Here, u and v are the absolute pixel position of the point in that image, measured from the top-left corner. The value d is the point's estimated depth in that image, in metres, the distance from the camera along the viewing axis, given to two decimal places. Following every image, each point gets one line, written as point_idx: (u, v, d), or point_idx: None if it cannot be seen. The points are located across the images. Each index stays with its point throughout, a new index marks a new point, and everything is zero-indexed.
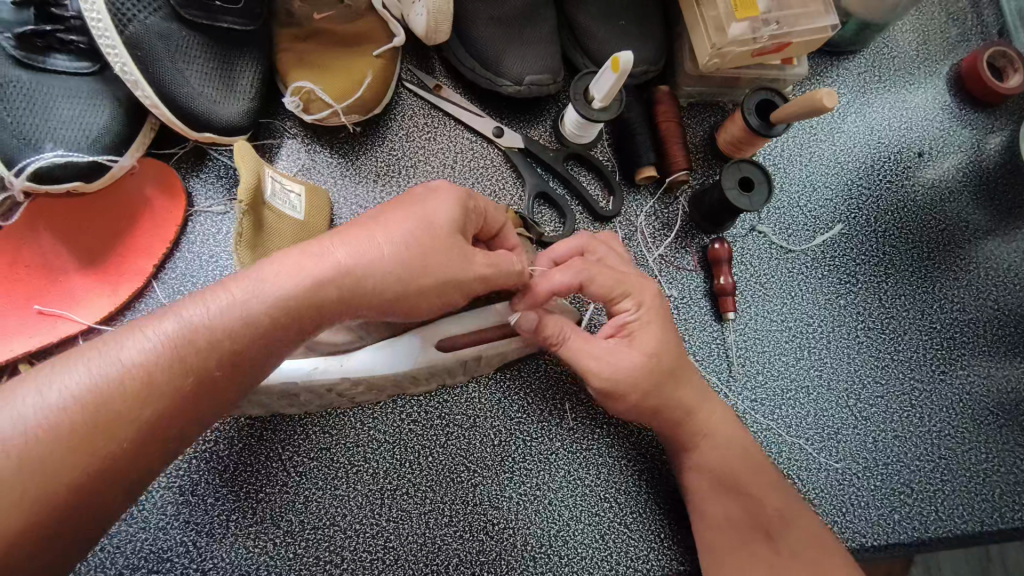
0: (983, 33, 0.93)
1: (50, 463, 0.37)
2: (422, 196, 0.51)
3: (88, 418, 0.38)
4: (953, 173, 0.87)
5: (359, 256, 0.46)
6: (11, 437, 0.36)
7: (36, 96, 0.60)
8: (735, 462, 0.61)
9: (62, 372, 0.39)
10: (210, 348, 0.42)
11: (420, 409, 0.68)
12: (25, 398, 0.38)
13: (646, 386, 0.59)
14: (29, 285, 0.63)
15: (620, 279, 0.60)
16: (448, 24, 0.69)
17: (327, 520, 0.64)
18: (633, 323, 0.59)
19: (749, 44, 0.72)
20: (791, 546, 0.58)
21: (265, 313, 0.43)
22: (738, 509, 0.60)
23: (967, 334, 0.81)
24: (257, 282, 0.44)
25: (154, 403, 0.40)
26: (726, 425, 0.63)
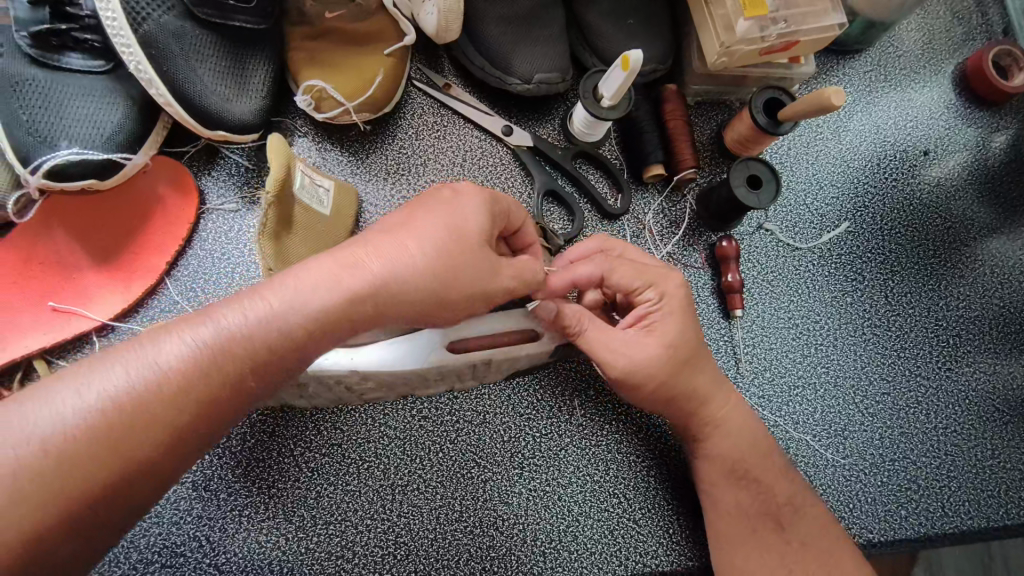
0: (988, 33, 0.93)
1: (81, 465, 0.38)
2: (453, 198, 0.51)
3: (122, 419, 0.40)
4: (958, 172, 0.88)
5: (393, 265, 0.47)
6: (50, 435, 0.38)
7: (51, 95, 0.61)
8: (744, 456, 0.62)
9: (95, 376, 0.40)
10: (242, 359, 0.43)
11: (431, 406, 0.69)
12: (59, 401, 0.39)
13: (657, 380, 0.59)
14: (43, 281, 0.64)
15: (640, 273, 0.60)
16: (458, 23, 0.69)
17: (338, 515, 0.64)
18: (654, 317, 0.59)
19: (755, 44, 0.72)
20: (801, 536, 0.60)
21: (295, 323, 0.44)
22: (749, 499, 0.61)
23: (972, 331, 0.82)
24: (290, 290, 0.44)
25: (186, 408, 0.41)
26: (738, 418, 0.63)
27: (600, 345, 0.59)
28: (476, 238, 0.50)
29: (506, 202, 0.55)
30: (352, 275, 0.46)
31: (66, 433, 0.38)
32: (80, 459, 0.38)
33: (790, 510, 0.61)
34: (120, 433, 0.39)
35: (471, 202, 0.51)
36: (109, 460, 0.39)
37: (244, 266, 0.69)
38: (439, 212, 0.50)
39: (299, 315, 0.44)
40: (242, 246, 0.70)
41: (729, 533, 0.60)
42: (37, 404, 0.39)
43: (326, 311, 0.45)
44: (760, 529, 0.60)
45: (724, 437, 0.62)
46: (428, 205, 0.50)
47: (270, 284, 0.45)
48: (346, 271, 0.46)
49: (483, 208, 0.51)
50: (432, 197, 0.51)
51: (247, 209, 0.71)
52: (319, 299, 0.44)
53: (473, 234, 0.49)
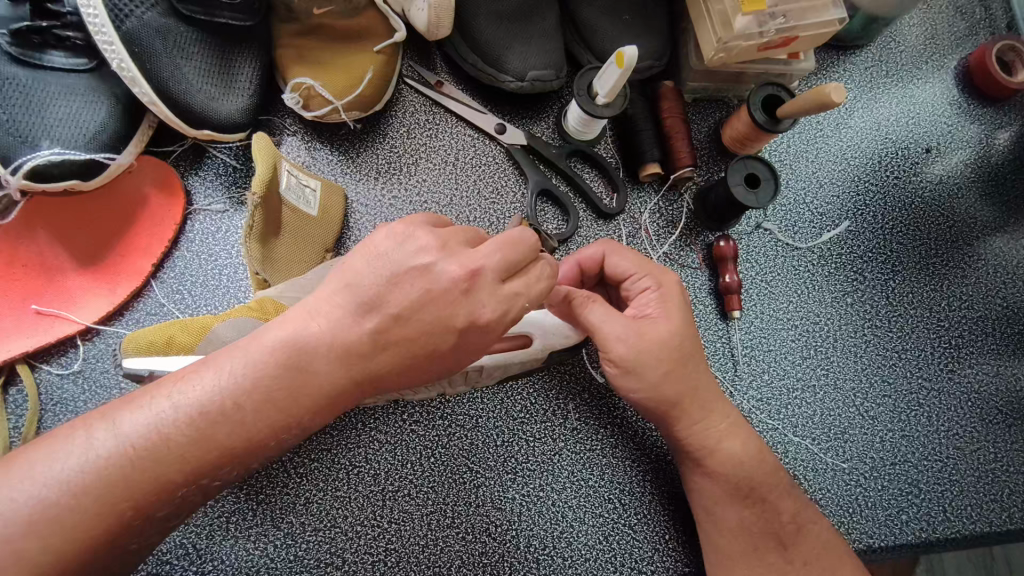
0: (992, 27, 0.92)
1: (56, 541, 0.39)
2: (460, 309, 0.44)
3: (108, 480, 0.40)
4: (962, 169, 0.86)
5: (368, 364, 0.44)
6: (39, 497, 0.39)
7: (32, 94, 0.59)
8: (747, 467, 0.60)
9: (74, 449, 0.41)
10: (228, 416, 0.42)
11: (422, 410, 0.67)
12: (37, 475, 0.40)
13: (651, 379, 0.57)
14: (26, 284, 0.63)
15: (641, 264, 0.61)
16: (450, 19, 0.68)
17: (327, 522, 0.63)
18: (655, 303, 0.59)
19: (754, 39, 0.71)
20: (804, 556, 0.59)
21: (275, 381, 0.43)
22: (751, 518, 0.59)
23: (975, 331, 0.80)
24: (268, 366, 0.43)
25: (174, 464, 0.41)
26: (739, 428, 0.61)
27: (608, 321, 0.56)
28: (462, 349, 0.46)
29: (526, 306, 0.47)
30: (328, 360, 0.44)
31: (41, 511, 0.39)
32: (53, 535, 0.39)
33: (794, 530, 0.60)
34: (96, 510, 0.40)
35: (477, 320, 0.45)
36: (86, 536, 0.40)
37: (231, 267, 0.68)
38: (433, 320, 0.44)
39: (278, 395, 0.43)
40: (230, 247, 0.69)
41: (729, 548, 0.59)
42: (29, 471, 0.40)
43: (300, 396, 0.43)
44: (760, 548, 0.59)
45: (724, 454, 0.60)
46: (427, 304, 0.44)
47: (251, 350, 0.43)
48: (321, 354, 0.43)
49: (484, 331, 0.45)
50: (436, 293, 0.44)
51: (235, 209, 0.70)
52: (295, 382, 0.43)
53: (462, 349, 0.46)
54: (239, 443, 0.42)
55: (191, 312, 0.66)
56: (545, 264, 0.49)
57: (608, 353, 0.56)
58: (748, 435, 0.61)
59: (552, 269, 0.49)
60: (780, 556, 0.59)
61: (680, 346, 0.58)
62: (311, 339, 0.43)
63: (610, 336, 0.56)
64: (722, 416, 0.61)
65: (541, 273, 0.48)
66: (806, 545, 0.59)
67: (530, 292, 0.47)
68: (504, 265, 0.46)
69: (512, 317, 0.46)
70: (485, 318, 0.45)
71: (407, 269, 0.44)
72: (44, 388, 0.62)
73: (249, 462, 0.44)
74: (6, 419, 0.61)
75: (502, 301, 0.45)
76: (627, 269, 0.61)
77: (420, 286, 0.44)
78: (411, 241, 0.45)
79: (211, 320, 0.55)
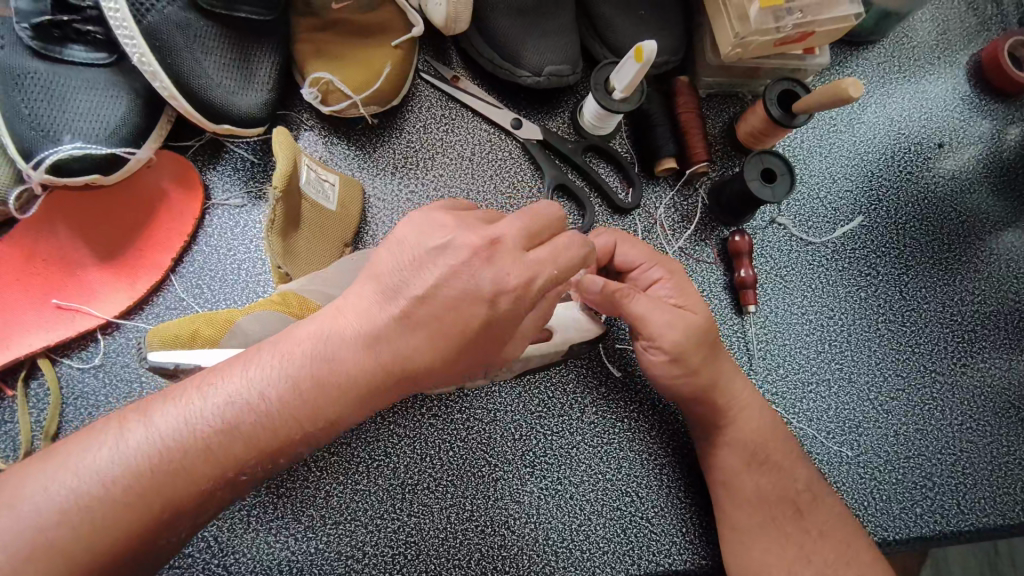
0: (1003, 23, 0.92)
1: (89, 535, 0.39)
2: (484, 276, 0.44)
3: (142, 476, 0.40)
4: (973, 164, 0.86)
5: (398, 347, 0.44)
6: (72, 491, 0.39)
7: (53, 88, 0.60)
8: (767, 441, 0.61)
9: (110, 441, 0.41)
10: (257, 416, 0.42)
11: (440, 404, 0.68)
12: (74, 463, 0.40)
13: (695, 364, 0.58)
14: (46, 278, 0.63)
15: (650, 253, 0.62)
16: (468, 12, 0.68)
17: (348, 515, 0.63)
18: (673, 290, 0.61)
19: (770, 34, 0.71)
20: (820, 525, 0.59)
21: (303, 379, 0.43)
22: (768, 485, 0.60)
23: (987, 326, 0.80)
24: (297, 362, 0.43)
25: (204, 461, 0.41)
26: (754, 404, 0.62)
27: (654, 309, 0.57)
28: (494, 319, 0.44)
29: (553, 276, 0.45)
30: (356, 349, 0.44)
31: (74, 505, 0.39)
32: (86, 531, 0.39)
33: (809, 497, 0.60)
34: (129, 503, 0.40)
35: (503, 285, 0.44)
36: (118, 530, 0.39)
37: (250, 261, 0.68)
38: (455, 289, 0.44)
39: (307, 386, 0.43)
40: (248, 242, 0.69)
41: (746, 523, 0.59)
42: (65, 465, 0.40)
43: (327, 381, 0.43)
44: (777, 518, 0.59)
45: (746, 421, 0.61)
46: (452, 277, 0.44)
47: (278, 348, 0.44)
48: (350, 342, 0.44)
49: (512, 299, 0.44)
50: (459, 265, 0.44)
51: (253, 204, 0.70)
52: (330, 373, 0.43)
53: (491, 322, 0.44)
54: (273, 435, 0.43)
55: (211, 306, 0.66)
56: (574, 233, 0.47)
57: (657, 342, 0.57)
58: (763, 405, 0.63)
59: (581, 239, 0.47)
60: (796, 525, 0.59)
61: (709, 333, 0.59)
62: (343, 330, 0.44)
63: (657, 324, 0.57)
64: (743, 387, 0.62)
65: (568, 245, 0.46)
66: (822, 514, 0.60)
67: (558, 261, 0.45)
68: (526, 234, 0.46)
69: (539, 286, 0.45)
70: (511, 284, 0.44)
71: (426, 250, 0.45)
72: (65, 382, 0.63)
73: (285, 449, 0.44)
74: (28, 413, 0.61)
75: (527, 268, 0.45)
76: (636, 259, 0.62)
77: (443, 262, 0.44)
78: (431, 224, 0.46)
79: (235, 313, 0.55)
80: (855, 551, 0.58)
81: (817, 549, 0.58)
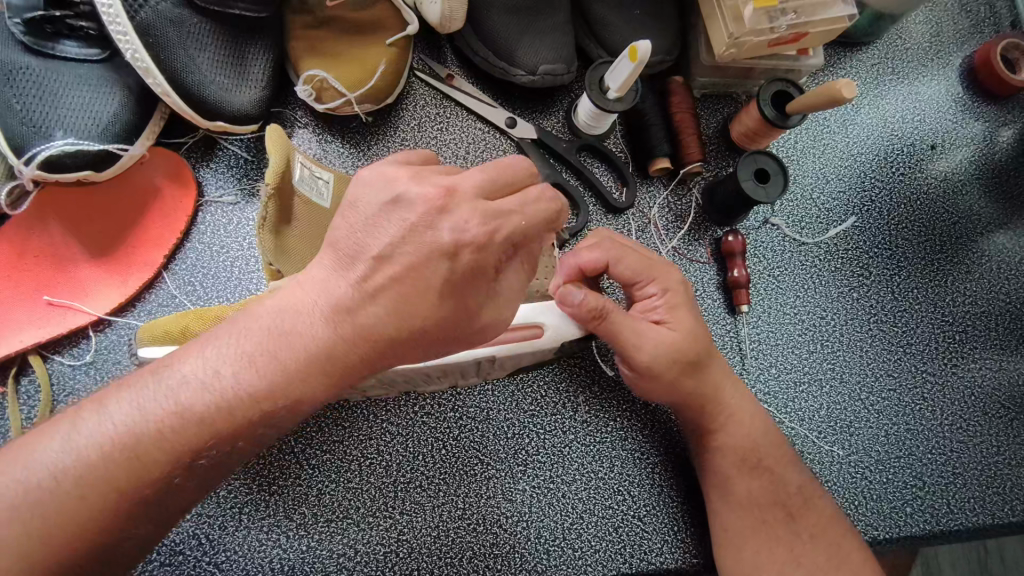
0: (996, 25, 0.92)
1: (43, 530, 0.39)
2: (444, 227, 0.44)
3: (99, 466, 0.40)
4: (965, 165, 0.87)
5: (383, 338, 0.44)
6: (30, 484, 0.39)
7: (45, 83, 0.59)
8: (758, 445, 0.62)
9: (65, 435, 0.41)
10: (212, 401, 0.42)
11: (434, 402, 0.68)
12: (54, 456, 0.40)
13: (670, 378, 0.59)
14: (38, 275, 0.63)
15: (646, 266, 0.62)
16: (462, 12, 0.68)
17: (340, 512, 0.63)
18: (664, 308, 0.61)
19: (765, 35, 0.71)
20: (810, 528, 0.60)
21: (263, 365, 0.43)
22: (758, 488, 0.60)
23: (979, 327, 0.81)
24: (256, 343, 0.43)
25: (161, 450, 0.41)
26: (743, 407, 0.63)
27: (630, 329, 0.58)
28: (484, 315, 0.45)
29: (516, 226, 0.45)
30: (315, 327, 0.43)
31: (33, 496, 0.39)
32: (43, 523, 0.39)
33: (800, 501, 0.61)
34: (88, 494, 0.40)
35: (462, 235, 0.44)
36: (78, 523, 0.39)
37: (243, 259, 0.68)
38: (416, 249, 0.44)
39: (269, 369, 0.43)
40: (241, 239, 0.69)
41: (738, 525, 0.59)
42: (23, 460, 0.40)
43: (318, 377, 0.43)
44: (769, 522, 0.59)
45: (737, 425, 0.62)
46: (412, 237, 0.44)
47: (236, 331, 0.44)
48: (309, 323, 0.43)
49: (472, 251, 0.44)
50: (416, 218, 0.44)
51: (246, 202, 0.70)
52: (293, 355, 0.43)
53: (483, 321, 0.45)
54: (233, 420, 0.42)
55: (203, 303, 0.66)
56: (545, 187, 0.47)
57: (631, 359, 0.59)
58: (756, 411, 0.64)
59: (551, 193, 0.47)
60: (789, 528, 0.59)
61: (692, 351, 0.60)
62: (320, 329, 0.43)
63: (632, 342, 0.58)
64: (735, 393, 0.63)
65: (534, 196, 0.46)
66: (811, 519, 0.60)
67: (526, 211, 0.46)
68: (489, 184, 0.46)
69: (500, 239, 0.45)
70: (469, 235, 0.44)
71: (380, 206, 0.45)
72: (56, 379, 0.62)
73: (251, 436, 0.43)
74: (19, 410, 0.61)
75: (485, 218, 0.44)
76: (634, 273, 0.62)
77: (396, 219, 0.44)
78: (388, 179, 0.46)
79: (223, 309, 0.55)
80: (845, 553, 0.59)
81: (807, 551, 0.58)
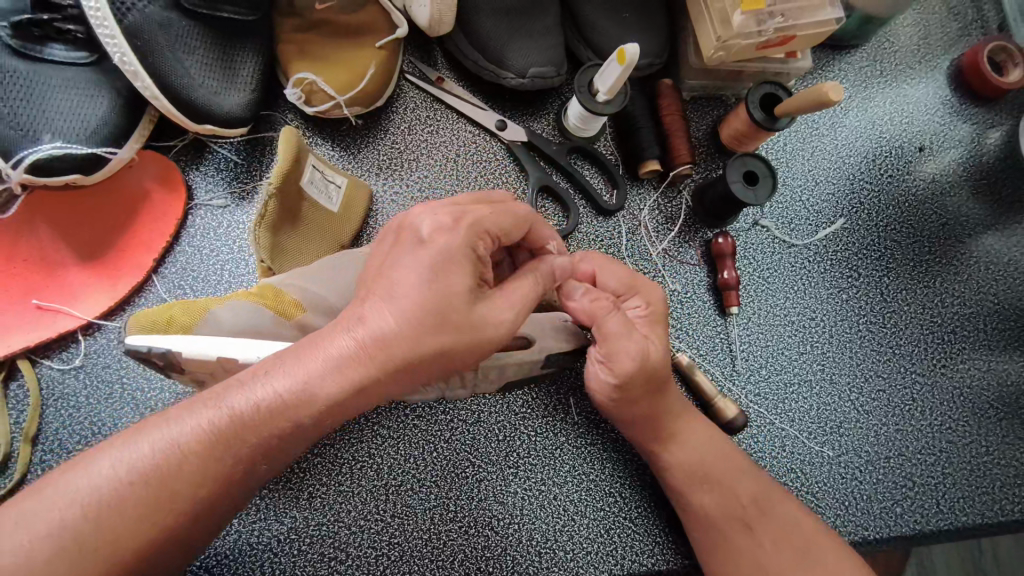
0: (982, 28, 0.93)
1: (99, 538, 0.39)
2: (424, 220, 0.49)
3: (157, 478, 0.41)
4: (953, 167, 0.87)
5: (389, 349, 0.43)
6: (88, 495, 0.40)
7: (33, 86, 0.59)
8: (707, 460, 0.62)
9: (121, 449, 0.41)
10: (270, 420, 0.42)
11: (425, 405, 0.68)
12: (93, 470, 0.41)
13: (639, 393, 0.59)
14: (28, 279, 0.63)
15: (627, 279, 0.62)
16: (451, 15, 0.68)
17: (331, 516, 0.63)
18: (643, 322, 0.60)
19: (753, 38, 0.72)
20: (773, 531, 0.59)
21: (316, 385, 0.42)
22: (714, 501, 0.60)
23: (967, 327, 0.81)
24: (315, 369, 0.43)
25: (217, 464, 0.42)
26: (694, 428, 0.63)
27: (621, 333, 0.57)
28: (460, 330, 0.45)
29: (484, 219, 0.49)
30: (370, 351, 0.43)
31: (93, 507, 0.39)
32: (101, 533, 0.39)
33: (757, 510, 0.60)
34: (143, 507, 0.40)
35: (438, 226, 0.48)
36: (133, 532, 0.40)
37: (233, 261, 0.68)
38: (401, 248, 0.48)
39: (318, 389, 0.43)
40: (232, 242, 0.69)
41: (704, 525, 0.61)
42: (79, 473, 0.40)
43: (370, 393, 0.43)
44: (728, 530, 0.59)
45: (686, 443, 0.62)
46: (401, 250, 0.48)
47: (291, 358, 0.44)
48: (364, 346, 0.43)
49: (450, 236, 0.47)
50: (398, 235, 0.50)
51: (237, 205, 0.70)
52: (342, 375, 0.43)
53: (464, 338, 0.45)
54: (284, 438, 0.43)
55: None
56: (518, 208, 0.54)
57: (612, 363, 0.57)
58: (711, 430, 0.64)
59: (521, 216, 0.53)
60: (747, 535, 0.59)
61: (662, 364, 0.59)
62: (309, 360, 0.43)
63: (619, 347, 0.57)
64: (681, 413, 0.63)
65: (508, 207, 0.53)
66: (773, 524, 0.59)
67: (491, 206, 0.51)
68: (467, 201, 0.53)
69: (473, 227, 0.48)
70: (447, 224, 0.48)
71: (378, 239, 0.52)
72: (45, 384, 0.62)
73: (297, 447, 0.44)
74: (7, 415, 0.61)
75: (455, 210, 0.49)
76: (617, 286, 0.62)
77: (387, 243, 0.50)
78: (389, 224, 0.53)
79: (209, 302, 0.55)
80: (816, 554, 0.58)
81: (771, 556, 0.58)
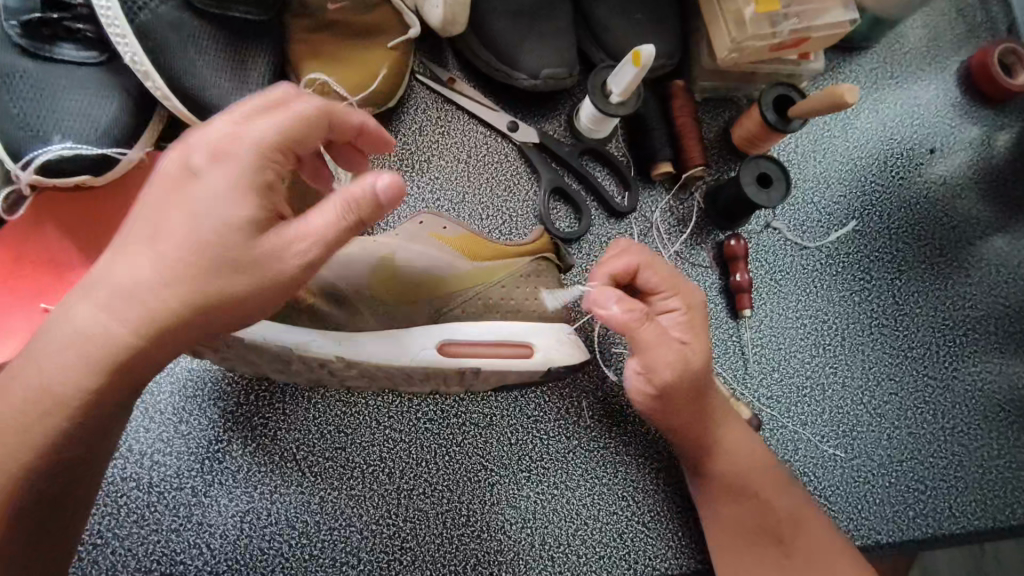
0: (993, 30, 0.93)
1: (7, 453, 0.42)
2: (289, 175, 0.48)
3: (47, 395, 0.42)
4: (963, 169, 0.87)
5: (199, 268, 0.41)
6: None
7: (43, 87, 0.58)
8: (744, 473, 0.62)
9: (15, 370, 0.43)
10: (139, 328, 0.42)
11: (437, 408, 0.67)
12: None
13: (679, 406, 0.59)
14: (38, 282, 0.62)
15: (668, 278, 0.61)
16: (465, 15, 0.68)
17: (343, 521, 0.63)
18: (681, 326, 0.60)
19: (766, 39, 0.71)
20: (801, 551, 0.60)
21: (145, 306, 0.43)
22: (747, 516, 0.61)
23: (979, 330, 0.81)
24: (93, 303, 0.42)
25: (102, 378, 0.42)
26: (737, 438, 0.62)
27: (658, 343, 0.57)
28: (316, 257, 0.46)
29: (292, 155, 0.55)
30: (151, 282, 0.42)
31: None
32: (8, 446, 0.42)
33: (789, 525, 0.61)
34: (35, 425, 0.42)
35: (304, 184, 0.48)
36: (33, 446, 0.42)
37: None
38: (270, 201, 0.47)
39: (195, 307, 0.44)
40: None
41: (733, 538, 0.61)
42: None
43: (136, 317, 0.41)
44: (756, 545, 0.61)
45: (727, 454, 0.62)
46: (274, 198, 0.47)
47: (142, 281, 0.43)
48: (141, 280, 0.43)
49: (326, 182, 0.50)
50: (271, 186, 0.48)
51: None
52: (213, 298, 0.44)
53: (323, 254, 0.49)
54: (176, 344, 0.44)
55: None
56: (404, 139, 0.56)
57: (652, 375, 0.57)
58: (749, 438, 0.63)
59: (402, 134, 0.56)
60: (776, 551, 0.61)
61: (700, 373, 0.59)
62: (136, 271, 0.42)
63: (659, 359, 0.57)
64: (728, 426, 0.62)
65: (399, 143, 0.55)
66: (803, 539, 0.61)
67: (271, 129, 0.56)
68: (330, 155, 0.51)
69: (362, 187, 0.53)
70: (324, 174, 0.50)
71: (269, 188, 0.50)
72: None
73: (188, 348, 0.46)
74: None
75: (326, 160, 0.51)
76: (657, 285, 0.61)
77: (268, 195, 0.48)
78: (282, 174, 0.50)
79: None
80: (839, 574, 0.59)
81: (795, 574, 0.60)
